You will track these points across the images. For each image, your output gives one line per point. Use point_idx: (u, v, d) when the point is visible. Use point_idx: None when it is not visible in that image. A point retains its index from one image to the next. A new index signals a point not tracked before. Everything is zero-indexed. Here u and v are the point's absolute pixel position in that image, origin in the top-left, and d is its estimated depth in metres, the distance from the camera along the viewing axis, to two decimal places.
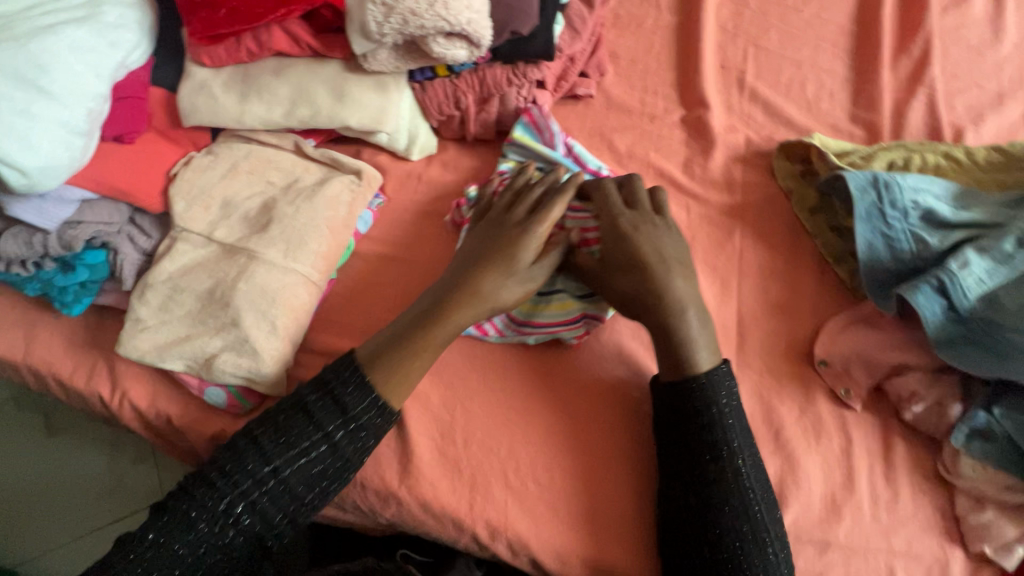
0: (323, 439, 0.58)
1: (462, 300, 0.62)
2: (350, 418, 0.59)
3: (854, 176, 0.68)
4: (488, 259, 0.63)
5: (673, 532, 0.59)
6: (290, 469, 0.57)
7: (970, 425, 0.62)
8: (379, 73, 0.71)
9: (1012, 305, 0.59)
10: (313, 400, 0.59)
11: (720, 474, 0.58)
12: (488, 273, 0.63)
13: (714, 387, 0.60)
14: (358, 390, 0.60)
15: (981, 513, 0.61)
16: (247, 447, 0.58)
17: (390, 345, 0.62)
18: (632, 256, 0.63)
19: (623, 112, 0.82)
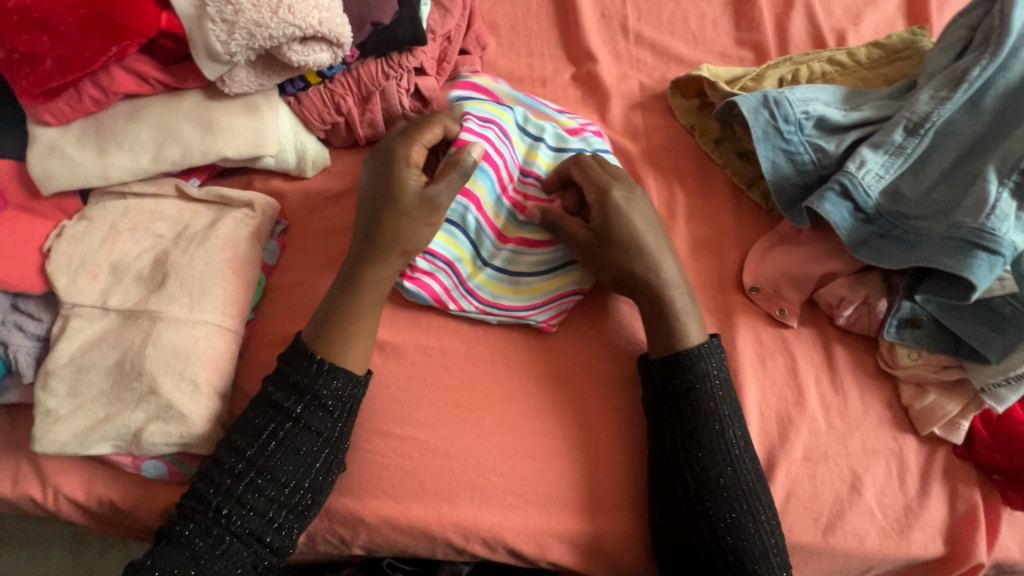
0: (293, 483, 0.59)
1: (377, 250, 0.63)
2: (319, 440, 0.60)
3: (745, 98, 0.68)
4: (402, 191, 0.63)
5: (665, 506, 0.60)
6: (270, 510, 0.58)
7: (898, 316, 0.63)
8: (244, 94, 0.67)
9: (911, 195, 0.61)
10: (262, 445, 0.59)
11: (709, 448, 0.60)
12: (393, 213, 0.63)
13: (697, 361, 0.61)
14: (307, 429, 0.60)
15: (924, 397, 0.64)
16: (222, 492, 0.58)
17: (320, 344, 0.62)
18: (623, 238, 0.63)
19: (514, 82, 0.80)
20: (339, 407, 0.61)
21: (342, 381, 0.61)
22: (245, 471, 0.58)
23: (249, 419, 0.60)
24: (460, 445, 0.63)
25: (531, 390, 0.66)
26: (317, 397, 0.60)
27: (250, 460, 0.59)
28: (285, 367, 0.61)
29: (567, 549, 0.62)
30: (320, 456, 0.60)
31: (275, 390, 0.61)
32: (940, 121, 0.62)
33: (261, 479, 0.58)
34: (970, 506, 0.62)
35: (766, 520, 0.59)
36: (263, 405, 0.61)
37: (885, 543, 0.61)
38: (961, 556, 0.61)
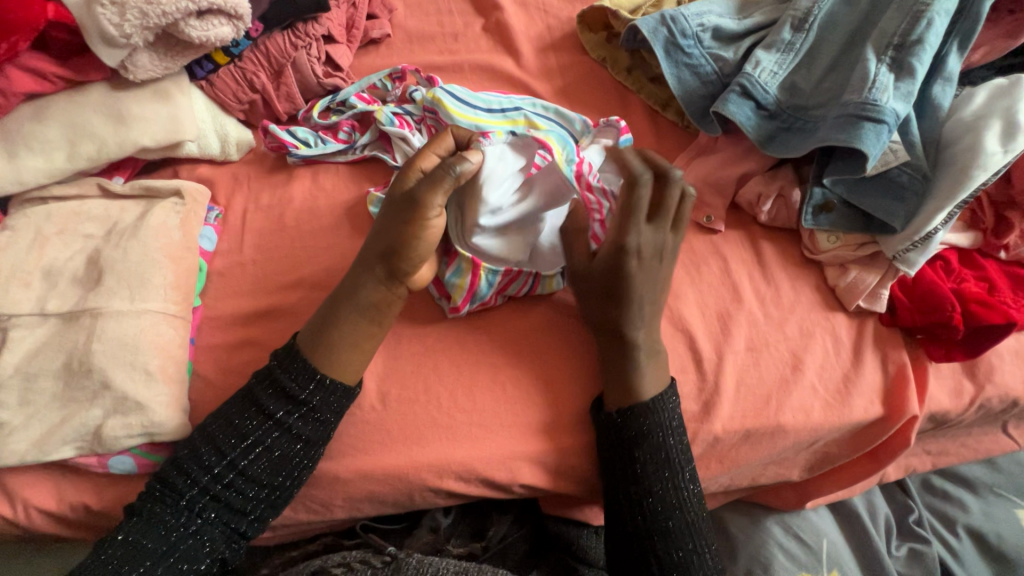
0: (267, 477, 0.60)
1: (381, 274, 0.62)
2: (302, 435, 0.61)
3: (643, 21, 0.71)
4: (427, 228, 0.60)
5: (618, 542, 0.63)
6: (247, 496, 0.60)
7: (812, 205, 0.67)
8: (152, 81, 0.67)
9: (806, 87, 0.65)
10: (245, 448, 0.60)
11: (649, 431, 0.62)
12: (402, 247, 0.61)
13: (676, 469, 0.63)
14: (294, 436, 0.61)
15: (846, 275, 0.69)
16: (193, 483, 0.59)
17: (313, 347, 0.62)
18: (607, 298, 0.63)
19: (426, 41, 0.81)
20: (328, 415, 0.62)
21: (339, 398, 0.62)
22: (225, 470, 0.60)
23: (231, 419, 0.61)
24: (422, 389, 0.66)
25: (489, 436, 0.64)
26: (308, 407, 0.61)
27: (232, 460, 0.60)
28: (279, 374, 0.62)
29: (536, 470, 0.65)
30: (303, 457, 0.61)
31: (263, 393, 0.61)
32: (821, 15, 0.66)
33: (241, 477, 0.60)
34: (900, 366, 0.67)
35: (683, 488, 0.63)
36: (243, 406, 0.61)
37: (828, 413, 0.66)
38: (898, 413, 0.66)
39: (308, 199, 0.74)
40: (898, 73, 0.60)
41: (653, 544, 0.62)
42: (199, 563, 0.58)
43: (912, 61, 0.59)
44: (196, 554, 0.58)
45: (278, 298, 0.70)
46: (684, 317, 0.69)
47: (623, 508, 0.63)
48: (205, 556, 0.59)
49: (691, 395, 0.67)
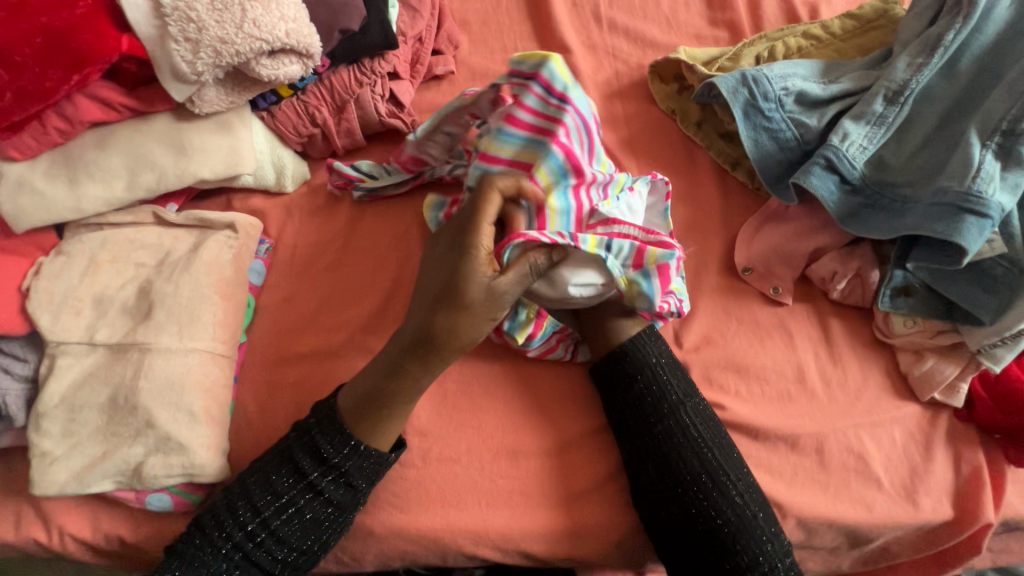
0: (297, 541, 0.59)
1: (423, 355, 0.57)
2: (330, 499, 0.59)
3: (723, 79, 0.68)
4: (472, 285, 0.54)
5: (680, 559, 0.58)
6: (282, 550, 0.58)
7: (891, 286, 0.63)
8: (216, 113, 0.65)
9: (895, 163, 0.61)
10: (279, 507, 0.58)
11: (666, 432, 0.61)
12: (447, 327, 0.56)
13: (711, 469, 0.59)
14: (326, 500, 0.59)
15: (922, 363, 0.64)
16: (228, 527, 0.58)
17: (357, 419, 0.59)
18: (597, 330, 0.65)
19: (490, 79, 0.79)
20: (362, 482, 0.60)
21: (371, 463, 0.59)
22: (257, 528, 0.58)
23: (269, 474, 0.59)
24: (465, 449, 0.63)
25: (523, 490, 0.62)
26: (343, 472, 0.59)
27: (265, 519, 0.58)
28: (314, 432, 0.59)
29: (578, 544, 0.62)
30: (336, 522, 0.59)
31: (300, 452, 0.59)
32: (918, 88, 0.62)
33: (273, 538, 0.58)
34: (975, 467, 0.63)
35: (730, 488, 0.58)
36: (280, 460, 0.59)
37: (894, 511, 0.62)
38: (970, 517, 0.62)
39: (360, 238, 0.72)
40: (1004, 161, 0.56)
41: (714, 549, 0.57)
42: None
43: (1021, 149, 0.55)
44: None
45: (324, 340, 0.68)
46: (743, 394, 0.65)
47: (665, 520, 0.59)
48: None
49: None
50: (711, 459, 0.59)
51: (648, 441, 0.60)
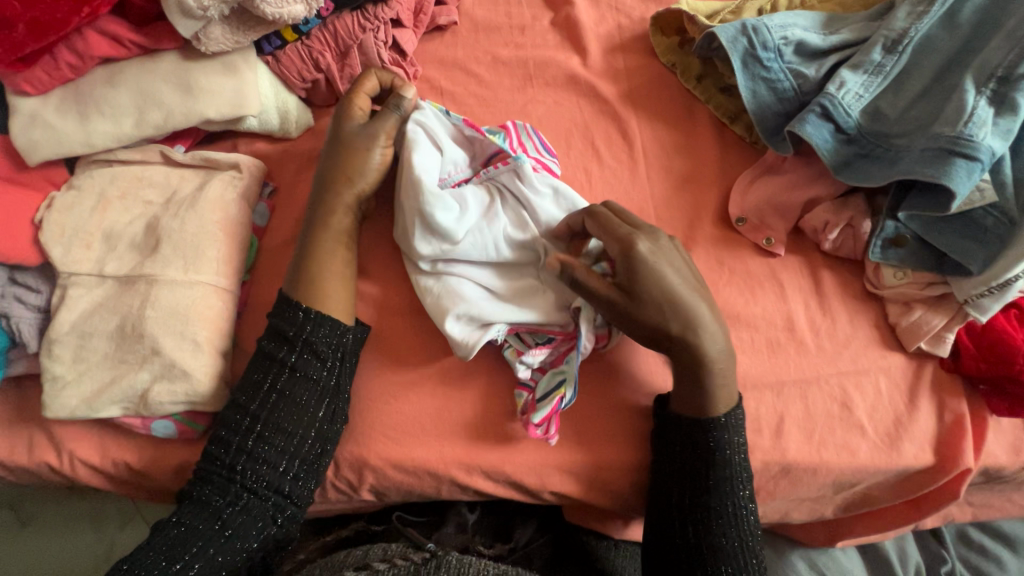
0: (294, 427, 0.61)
1: (331, 194, 0.67)
2: (310, 378, 0.62)
3: (722, 29, 0.68)
4: (355, 134, 0.68)
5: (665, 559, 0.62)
6: (289, 443, 0.61)
7: (882, 237, 0.64)
8: (222, 54, 0.67)
9: (891, 114, 0.62)
10: (263, 400, 0.62)
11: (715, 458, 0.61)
12: (351, 163, 0.67)
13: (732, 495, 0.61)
14: (308, 383, 0.62)
15: (910, 314, 0.65)
16: (220, 434, 0.61)
17: (300, 289, 0.65)
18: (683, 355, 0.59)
19: (492, 30, 0.79)
20: (331, 357, 0.63)
21: (329, 324, 0.63)
22: (250, 427, 0.61)
23: (248, 378, 0.62)
24: (459, 387, 0.66)
25: (507, 411, 0.65)
26: (308, 346, 0.63)
27: (254, 415, 0.61)
28: (273, 321, 0.63)
29: (566, 479, 0.64)
30: (321, 406, 0.62)
31: (269, 346, 0.63)
32: (916, 38, 0.62)
33: (267, 431, 0.61)
34: (957, 415, 0.64)
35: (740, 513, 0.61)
36: (255, 361, 0.63)
37: (875, 455, 0.64)
38: (949, 463, 0.63)
39: None
40: (998, 108, 0.56)
41: (703, 557, 0.60)
42: (253, 535, 0.59)
43: (1015, 96, 0.56)
44: (249, 528, 0.59)
45: None
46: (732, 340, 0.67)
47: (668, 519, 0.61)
48: (259, 528, 0.59)
49: None
50: (741, 495, 0.61)
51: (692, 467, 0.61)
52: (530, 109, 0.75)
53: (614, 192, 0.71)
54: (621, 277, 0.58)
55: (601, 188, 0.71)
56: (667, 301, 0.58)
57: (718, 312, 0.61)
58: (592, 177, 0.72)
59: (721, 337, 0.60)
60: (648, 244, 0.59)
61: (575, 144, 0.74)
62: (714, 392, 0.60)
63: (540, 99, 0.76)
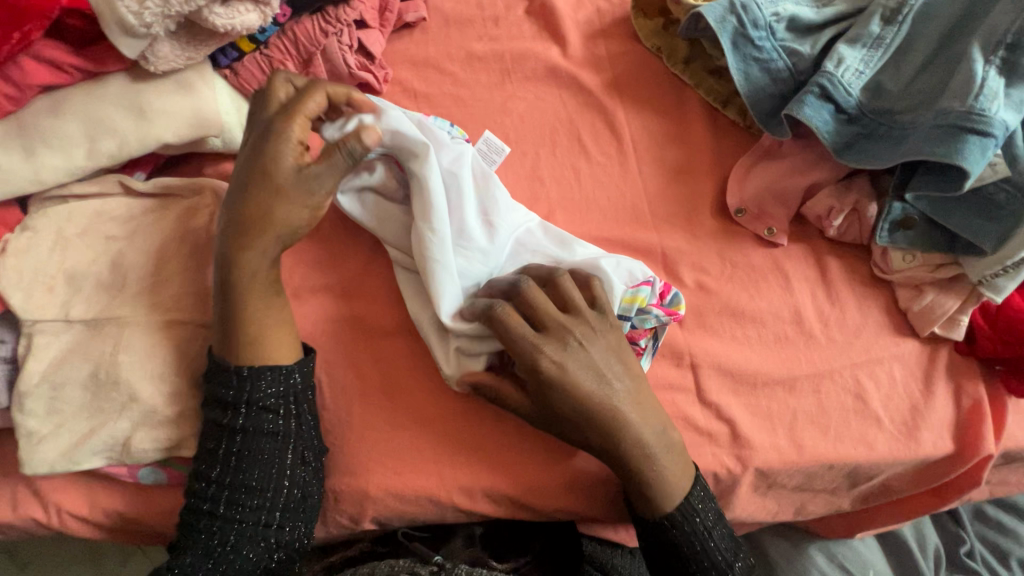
0: (262, 476, 0.58)
1: (244, 235, 0.57)
2: (269, 426, 0.58)
3: (709, 7, 0.63)
4: (283, 171, 0.57)
5: None
6: (262, 493, 0.58)
7: (890, 220, 0.61)
8: (174, 72, 0.62)
9: (894, 89, 0.58)
10: (223, 462, 0.57)
11: (695, 560, 0.57)
12: (267, 198, 0.56)
13: None
14: (264, 435, 0.58)
15: (921, 298, 0.63)
16: (191, 492, 0.58)
17: (233, 349, 0.58)
18: (608, 437, 0.56)
19: (464, 25, 0.74)
20: (283, 406, 0.59)
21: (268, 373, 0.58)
22: (216, 489, 0.57)
23: (201, 441, 0.58)
24: (455, 407, 0.64)
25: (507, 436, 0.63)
26: (253, 404, 0.58)
27: (218, 478, 0.57)
28: (210, 386, 0.58)
29: (572, 495, 0.63)
30: (288, 451, 0.59)
31: (211, 408, 0.58)
32: (916, 6, 0.59)
33: (237, 490, 0.57)
34: (976, 400, 0.62)
35: None
36: (205, 428, 0.58)
37: (893, 447, 0.61)
38: (970, 451, 0.61)
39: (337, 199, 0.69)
40: (1009, 76, 0.53)
41: None
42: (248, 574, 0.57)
43: None
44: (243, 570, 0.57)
45: (310, 306, 0.67)
46: (740, 338, 0.64)
47: None
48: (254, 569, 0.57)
49: (748, 423, 0.62)
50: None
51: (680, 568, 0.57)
52: (511, 107, 0.71)
53: (605, 190, 0.68)
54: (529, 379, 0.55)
55: (590, 187, 0.68)
56: (588, 399, 0.55)
57: (648, 392, 0.59)
58: (581, 176, 0.68)
59: (661, 428, 0.57)
60: (556, 347, 0.55)
61: (561, 141, 0.70)
62: (667, 492, 0.56)
63: (520, 96, 0.71)
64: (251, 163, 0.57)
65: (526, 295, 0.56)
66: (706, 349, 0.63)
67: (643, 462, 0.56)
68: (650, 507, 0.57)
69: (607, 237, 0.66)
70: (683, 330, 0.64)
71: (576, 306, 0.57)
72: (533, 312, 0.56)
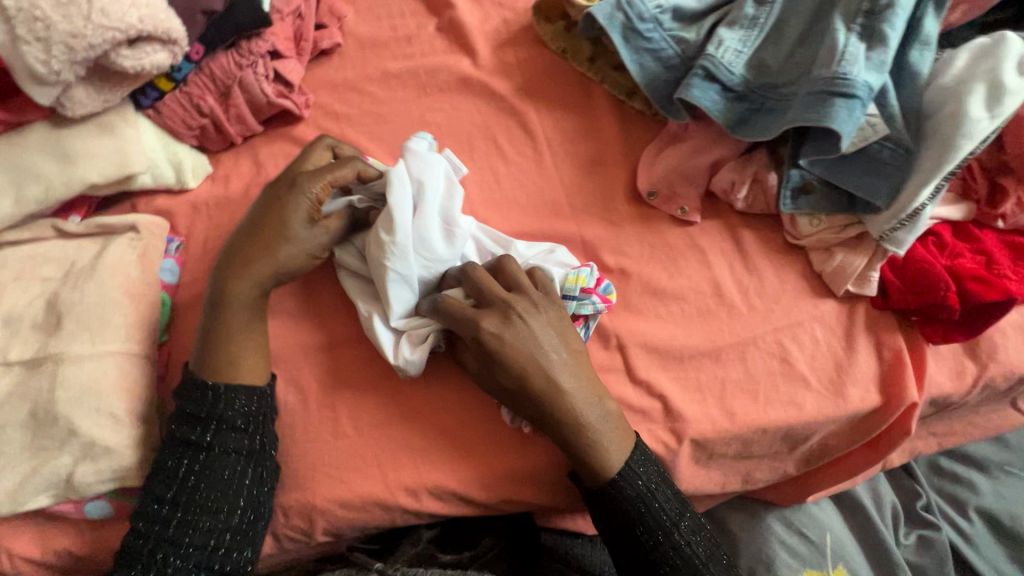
0: (218, 499, 0.59)
1: (233, 266, 0.62)
2: (239, 447, 0.60)
3: (598, 6, 0.67)
4: (291, 218, 0.62)
5: None
6: (215, 516, 0.58)
7: (791, 187, 0.64)
8: (95, 115, 0.65)
9: (775, 64, 0.61)
10: (182, 482, 0.58)
11: (650, 533, 0.58)
12: (262, 240, 0.62)
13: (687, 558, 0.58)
14: (227, 457, 0.60)
15: (832, 259, 0.65)
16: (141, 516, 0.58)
17: (208, 367, 0.60)
18: (548, 410, 0.57)
19: (379, 47, 0.78)
20: (251, 425, 0.61)
21: (240, 399, 0.60)
22: (171, 510, 0.58)
23: (160, 463, 0.59)
24: (395, 411, 0.65)
25: (458, 433, 0.65)
26: (221, 422, 0.60)
27: (173, 499, 0.58)
28: (180, 404, 0.60)
29: (518, 485, 0.64)
30: (247, 473, 0.60)
31: (177, 429, 0.60)
32: None
33: (191, 512, 0.58)
34: (896, 351, 0.64)
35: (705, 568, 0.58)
36: (169, 445, 0.59)
37: (822, 405, 0.63)
38: (896, 401, 0.63)
39: None
40: (870, 41, 0.56)
41: None
42: None
43: (883, 27, 0.56)
44: None
45: None
46: (664, 316, 0.66)
47: None
48: None
49: (679, 396, 0.63)
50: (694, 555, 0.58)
51: (640, 544, 0.58)
52: (428, 118, 0.74)
53: (524, 187, 0.70)
54: (474, 350, 0.58)
55: (509, 186, 0.71)
56: (526, 368, 0.57)
57: (590, 366, 0.61)
58: (499, 176, 0.71)
59: (601, 404, 0.59)
60: (495, 321, 0.58)
61: (478, 145, 0.72)
62: (607, 460, 0.58)
63: (436, 108, 0.74)
64: (263, 211, 0.63)
65: (472, 276, 0.60)
66: (632, 328, 0.65)
67: (590, 443, 0.58)
68: (595, 478, 0.59)
69: (528, 232, 0.68)
70: (609, 313, 0.66)
71: (520, 287, 0.60)
72: (478, 291, 0.60)
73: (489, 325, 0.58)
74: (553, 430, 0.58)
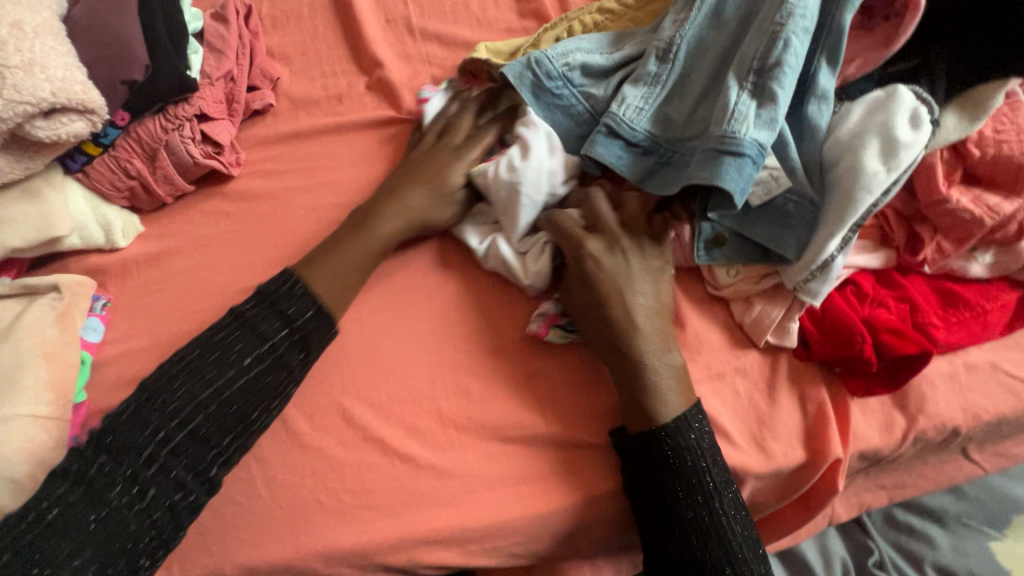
0: (187, 468, 0.55)
1: (344, 236, 0.68)
2: (244, 424, 0.58)
3: (507, 65, 0.68)
4: (436, 176, 0.70)
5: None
6: (175, 486, 0.55)
7: (703, 240, 0.63)
8: (21, 182, 0.67)
9: (679, 119, 0.62)
10: (176, 426, 0.56)
11: (698, 484, 0.57)
12: (418, 186, 0.69)
13: (717, 521, 0.57)
14: (232, 426, 0.58)
15: (751, 310, 0.64)
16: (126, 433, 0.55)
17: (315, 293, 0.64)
18: (613, 342, 0.61)
19: (312, 106, 0.80)
20: (263, 404, 0.60)
21: (312, 358, 0.62)
22: (144, 452, 0.54)
23: (167, 396, 0.57)
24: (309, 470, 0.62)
25: (451, 428, 0.64)
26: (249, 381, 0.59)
27: (155, 441, 0.55)
28: (210, 349, 0.60)
29: (439, 548, 0.61)
30: (232, 458, 0.57)
31: (212, 364, 0.59)
32: (684, 44, 0.63)
33: (156, 463, 0.54)
34: (819, 404, 0.62)
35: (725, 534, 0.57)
36: (186, 377, 0.58)
37: (745, 461, 0.61)
38: (820, 456, 0.61)
39: (192, 277, 0.72)
40: (761, 99, 0.57)
41: None
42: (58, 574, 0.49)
43: (773, 85, 0.56)
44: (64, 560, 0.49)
45: None
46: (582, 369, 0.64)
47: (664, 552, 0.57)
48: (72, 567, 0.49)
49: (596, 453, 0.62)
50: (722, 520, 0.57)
51: (673, 501, 0.57)
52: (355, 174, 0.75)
53: None
54: (574, 269, 0.63)
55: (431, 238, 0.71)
56: (610, 295, 0.61)
57: (670, 321, 0.63)
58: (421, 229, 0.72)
59: (667, 342, 0.61)
60: (601, 246, 0.63)
61: None
62: (663, 404, 0.59)
63: (363, 164, 0.76)
64: (388, 186, 0.71)
65: (558, 217, 0.65)
66: None
67: (650, 385, 0.59)
68: (643, 422, 0.59)
69: None
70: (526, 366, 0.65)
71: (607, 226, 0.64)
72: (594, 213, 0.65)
73: (595, 246, 0.63)
74: (624, 362, 0.60)
